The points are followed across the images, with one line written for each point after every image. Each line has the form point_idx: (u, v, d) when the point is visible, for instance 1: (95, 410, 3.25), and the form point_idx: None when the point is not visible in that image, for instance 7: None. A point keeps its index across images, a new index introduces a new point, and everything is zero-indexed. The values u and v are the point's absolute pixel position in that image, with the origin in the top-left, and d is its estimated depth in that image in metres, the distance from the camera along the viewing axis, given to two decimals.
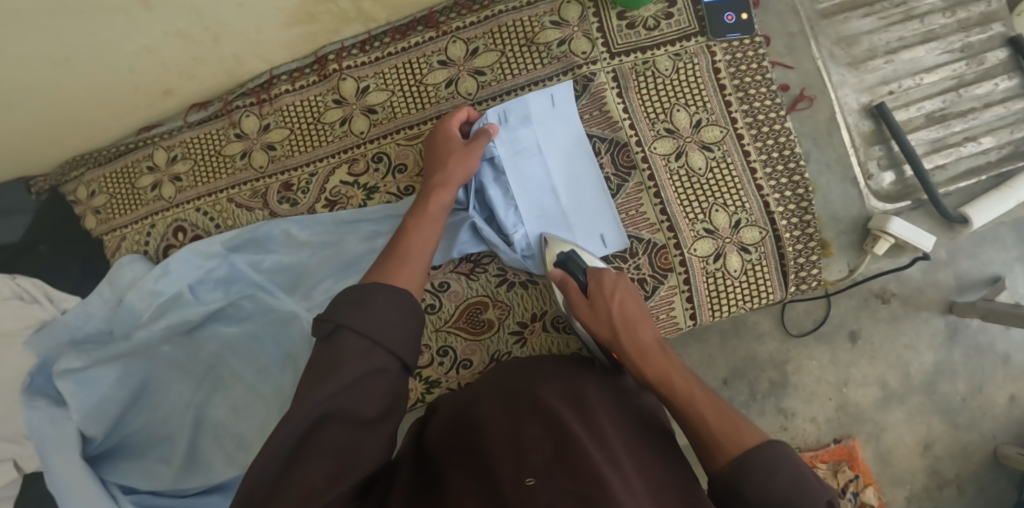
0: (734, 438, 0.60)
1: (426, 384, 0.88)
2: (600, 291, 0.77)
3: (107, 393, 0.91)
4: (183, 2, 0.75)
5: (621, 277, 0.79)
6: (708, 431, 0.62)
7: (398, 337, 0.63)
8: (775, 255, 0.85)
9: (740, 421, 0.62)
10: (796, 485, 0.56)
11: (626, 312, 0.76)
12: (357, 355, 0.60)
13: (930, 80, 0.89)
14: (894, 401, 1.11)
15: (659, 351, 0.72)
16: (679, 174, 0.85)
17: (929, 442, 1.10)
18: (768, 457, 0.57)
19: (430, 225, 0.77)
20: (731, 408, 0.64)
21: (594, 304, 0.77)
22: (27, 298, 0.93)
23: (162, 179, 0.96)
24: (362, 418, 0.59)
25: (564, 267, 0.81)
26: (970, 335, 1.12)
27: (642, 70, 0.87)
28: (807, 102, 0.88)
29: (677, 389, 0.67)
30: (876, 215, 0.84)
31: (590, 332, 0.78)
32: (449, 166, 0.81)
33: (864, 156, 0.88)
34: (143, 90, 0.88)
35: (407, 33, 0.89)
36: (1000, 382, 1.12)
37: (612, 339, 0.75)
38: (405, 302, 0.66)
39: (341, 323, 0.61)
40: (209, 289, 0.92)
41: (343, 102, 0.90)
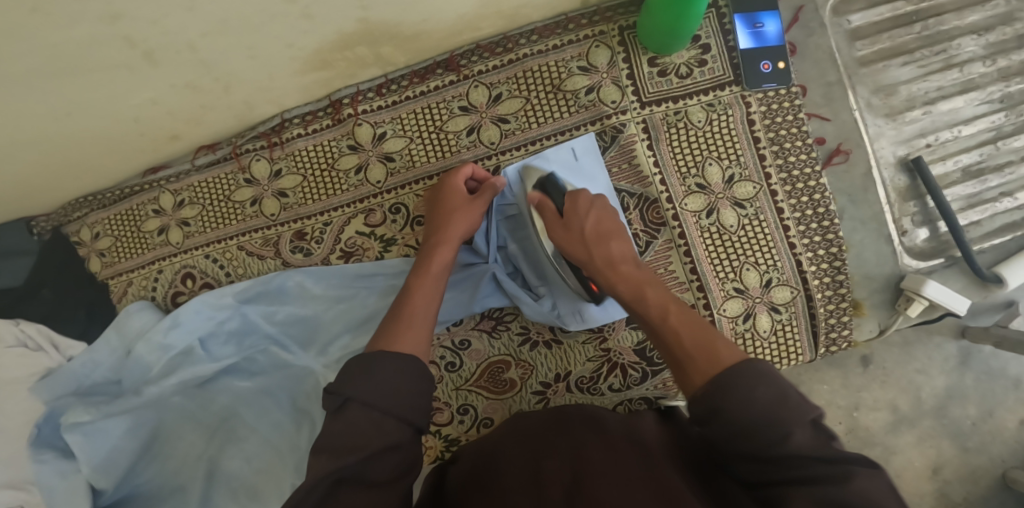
0: (711, 358, 0.55)
1: (446, 442, 0.86)
2: (574, 211, 0.74)
3: (117, 444, 0.88)
4: (188, 55, 0.69)
5: (599, 197, 0.76)
6: (684, 353, 0.58)
7: (411, 404, 0.61)
8: (806, 315, 0.83)
9: (717, 342, 0.57)
10: (779, 403, 0.49)
11: (599, 227, 0.73)
12: (371, 422, 0.58)
13: (968, 132, 0.85)
14: (904, 425, 1.09)
15: (631, 266, 0.70)
16: (710, 232, 0.82)
17: (938, 465, 1.08)
18: (744, 375, 0.51)
19: (433, 284, 0.74)
20: (709, 327, 0.60)
21: (569, 224, 0.74)
22: (33, 345, 0.91)
23: (168, 223, 0.91)
24: (378, 481, 0.56)
25: (543, 191, 0.78)
26: (982, 360, 1.09)
27: (673, 121, 0.83)
28: (843, 156, 0.84)
29: (651, 307, 0.64)
30: (909, 276, 0.82)
31: (562, 252, 0.75)
32: (453, 221, 0.78)
33: (898, 212, 0.85)
34: (149, 136, 0.82)
35: (426, 76, 0.85)
36: (1011, 404, 1.09)
37: (586, 258, 0.72)
38: (414, 373, 0.63)
39: (351, 396, 0.59)
40: (221, 342, 0.89)
41: (359, 149, 0.86)
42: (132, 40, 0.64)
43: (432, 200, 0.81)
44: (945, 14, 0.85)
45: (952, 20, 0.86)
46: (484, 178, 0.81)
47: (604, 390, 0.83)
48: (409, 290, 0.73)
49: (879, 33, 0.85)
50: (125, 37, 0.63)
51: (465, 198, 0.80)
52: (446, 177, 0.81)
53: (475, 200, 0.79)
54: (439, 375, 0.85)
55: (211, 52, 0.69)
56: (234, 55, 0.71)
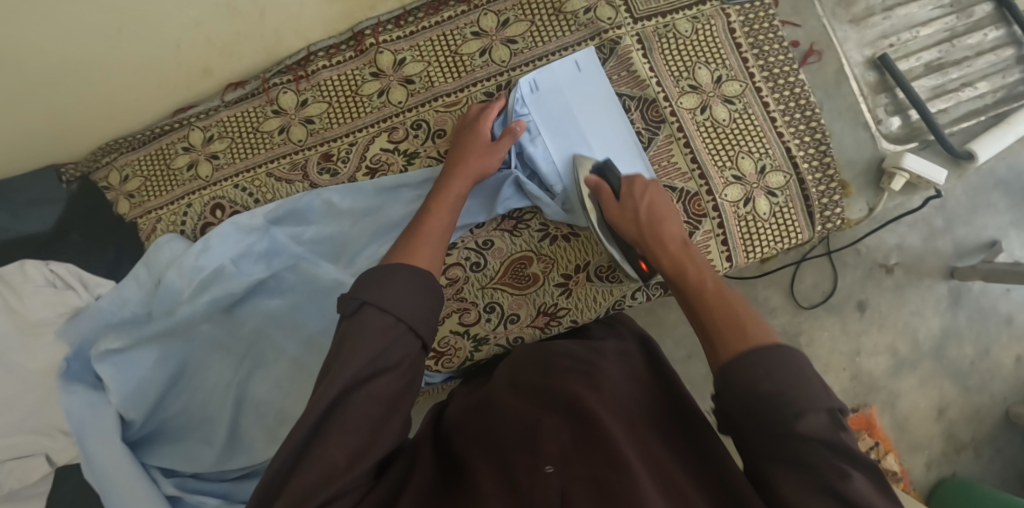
0: (741, 336, 0.58)
1: (475, 342, 0.89)
2: (630, 193, 0.81)
3: (145, 375, 0.90)
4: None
5: (653, 182, 0.83)
6: (714, 323, 0.61)
7: (422, 317, 0.63)
8: (800, 197, 0.90)
9: (746, 318, 0.60)
10: (795, 378, 0.52)
11: (653, 213, 0.79)
12: (381, 332, 0.59)
13: (927, 33, 0.96)
14: (905, 368, 1.25)
15: (681, 246, 0.75)
16: (705, 126, 0.91)
17: (943, 407, 1.24)
18: (769, 357, 0.54)
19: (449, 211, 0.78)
20: (751, 313, 0.61)
21: (623, 205, 0.81)
22: (62, 286, 0.93)
23: (197, 158, 0.97)
24: (385, 395, 0.57)
25: (601, 174, 0.85)
26: (973, 299, 1.27)
27: (663, 33, 0.92)
28: (816, 56, 0.94)
29: (689, 281, 0.69)
30: (890, 155, 0.90)
31: (613, 227, 0.82)
32: (472, 158, 0.83)
33: (872, 104, 0.94)
34: (185, 68, 0.90)
35: (439, 8, 0.94)
36: (1005, 343, 1.27)
37: (637, 235, 0.79)
38: (427, 285, 0.65)
39: (366, 300, 0.60)
40: (252, 261, 0.93)
41: (380, 75, 0.93)
42: None
43: (460, 139, 0.86)
44: None
45: None
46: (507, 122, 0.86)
47: (622, 277, 0.89)
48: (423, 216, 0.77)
49: None
50: None
51: (487, 143, 0.85)
52: (477, 122, 0.86)
53: (498, 145, 0.85)
54: (464, 275, 0.89)
55: None
56: None
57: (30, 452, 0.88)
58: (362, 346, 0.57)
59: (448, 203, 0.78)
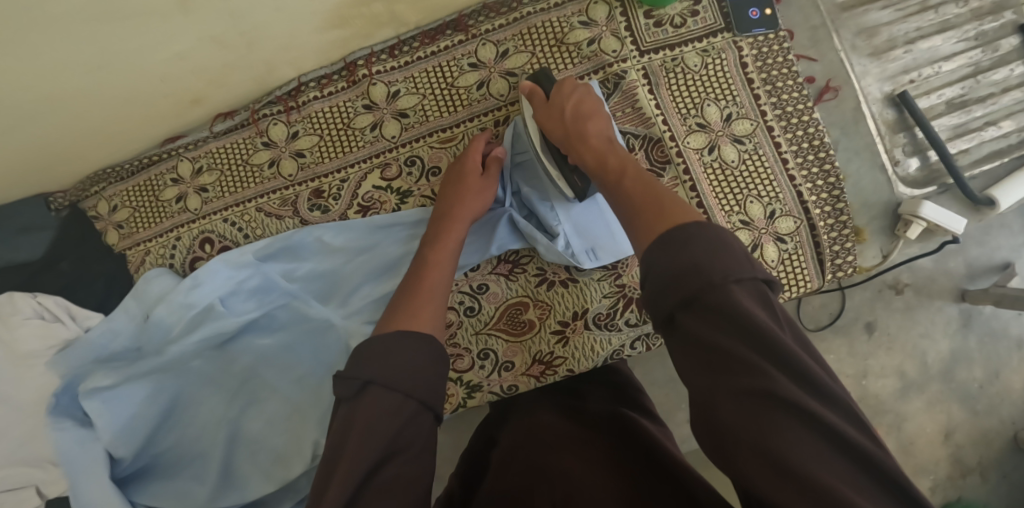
0: (665, 213, 0.54)
1: (468, 389, 0.86)
2: (561, 93, 0.79)
3: (136, 411, 0.87)
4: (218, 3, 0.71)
5: (585, 85, 0.81)
6: (635, 209, 0.58)
7: (431, 385, 0.58)
8: (811, 244, 0.86)
9: (666, 201, 0.57)
10: (713, 251, 0.48)
11: (581, 107, 0.77)
12: (390, 413, 0.53)
13: (949, 68, 0.90)
14: (913, 391, 1.20)
15: (600, 139, 0.72)
16: (713, 167, 0.86)
17: (949, 431, 1.19)
18: (681, 233, 0.50)
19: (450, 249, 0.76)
20: (676, 197, 0.57)
21: (551, 103, 0.78)
22: (50, 318, 0.90)
23: (187, 191, 0.93)
24: (401, 482, 0.52)
25: (536, 83, 0.83)
26: (983, 322, 1.21)
27: (671, 67, 0.88)
28: (833, 93, 0.89)
29: (610, 169, 0.67)
30: (907, 201, 0.86)
31: (546, 135, 0.79)
32: (468, 197, 0.81)
33: (889, 143, 0.89)
34: (172, 96, 0.83)
35: (436, 37, 0.89)
36: (1016, 366, 1.20)
37: (564, 134, 0.76)
38: (433, 351, 0.60)
39: (370, 380, 0.55)
40: (243, 299, 0.90)
41: (373, 108, 0.90)
42: None
43: (449, 175, 0.84)
44: None
45: None
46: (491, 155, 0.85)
47: (621, 325, 0.85)
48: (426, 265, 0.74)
49: None
50: None
51: (479, 176, 0.83)
52: (463, 155, 0.84)
53: (488, 176, 0.83)
54: (458, 320, 0.87)
55: None
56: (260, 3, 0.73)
57: (20, 482, 0.85)
58: (371, 433, 0.52)
59: (445, 245, 0.76)
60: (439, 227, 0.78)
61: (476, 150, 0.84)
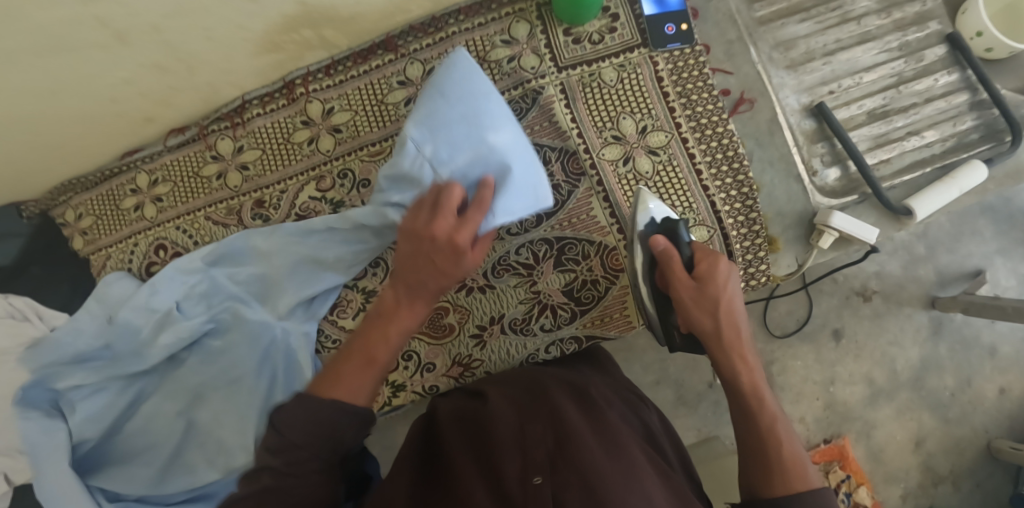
0: (800, 476, 0.61)
1: (393, 388, 0.91)
2: (714, 280, 0.70)
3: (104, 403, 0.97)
4: (154, 36, 0.80)
5: (731, 266, 0.73)
6: (780, 461, 0.62)
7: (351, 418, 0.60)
8: (724, 253, 0.88)
9: (806, 463, 0.62)
10: (815, 506, 0.58)
11: (734, 302, 0.70)
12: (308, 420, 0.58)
13: (870, 79, 0.92)
14: (882, 398, 1.20)
15: (755, 354, 0.69)
16: (627, 179, 0.89)
17: (920, 439, 1.19)
18: (816, 496, 0.59)
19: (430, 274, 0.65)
20: (802, 450, 0.64)
21: (703, 292, 0.70)
22: (20, 317, 1.00)
23: (144, 201, 1.00)
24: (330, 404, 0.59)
25: (672, 243, 0.78)
26: (955, 329, 1.21)
27: (588, 82, 0.91)
28: (748, 104, 0.91)
29: (764, 419, 0.65)
30: (820, 211, 0.87)
31: (682, 314, 0.72)
32: (438, 272, 0.64)
33: (807, 153, 0.91)
34: (126, 117, 0.93)
35: (367, 57, 0.95)
36: (989, 374, 1.21)
37: (711, 330, 0.69)
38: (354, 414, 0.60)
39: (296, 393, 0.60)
40: (193, 303, 0.95)
41: (310, 123, 0.96)
42: (103, 20, 0.74)
43: (412, 225, 0.65)
44: None
45: None
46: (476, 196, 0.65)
47: (537, 330, 0.89)
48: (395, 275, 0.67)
49: None
50: (96, 17, 0.74)
51: (451, 215, 0.63)
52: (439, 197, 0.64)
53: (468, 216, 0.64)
54: None
55: (174, 34, 0.81)
56: (191, 35, 0.82)
57: None
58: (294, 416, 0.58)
59: (407, 313, 0.67)
60: (402, 284, 0.67)
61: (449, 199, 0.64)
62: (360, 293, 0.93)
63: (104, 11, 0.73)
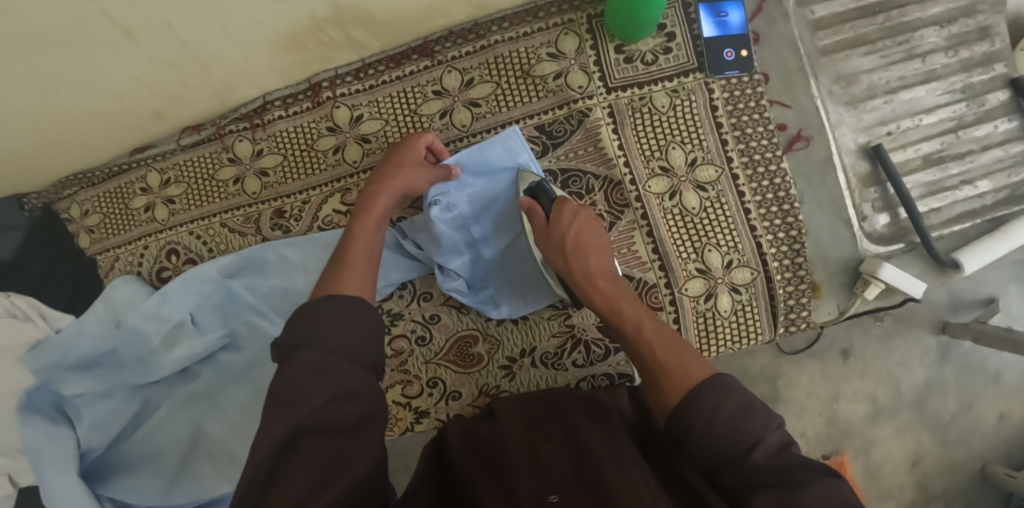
0: (684, 373, 0.58)
1: (416, 414, 0.89)
2: (559, 219, 0.75)
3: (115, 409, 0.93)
4: (165, 31, 0.70)
5: (584, 208, 0.77)
6: (654, 363, 0.61)
7: (364, 349, 0.60)
8: (765, 296, 0.85)
9: (684, 357, 0.60)
10: (746, 412, 0.53)
11: (581, 235, 0.74)
12: (317, 371, 0.55)
13: (929, 121, 0.88)
14: (881, 415, 1.08)
15: (611, 281, 0.72)
16: (672, 214, 0.85)
17: (917, 458, 1.08)
18: (714, 388, 0.55)
19: (370, 237, 0.72)
20: (686, 346, 0.61)
21: (550, 232, 0.75)
22: (21, 316, 0.93)
23: (155, 201, 0.95)
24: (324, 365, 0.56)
25: (534, 197, 0.80)
26: (962, 354, 1.09)
27: (638, 106, 0.86)
28: (804, 142, 0.86)
29: (628, 324, 0.67)
30: (868, 259, 0.84)
31: (548, 261, 0.77)
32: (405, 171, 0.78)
33: (859, 198, 0.87)
34: (134, 114, 0.85)
35: (401, 61, 0.88)
36: (991, 398, 1.09)
37: (564, 266, 0.74)
38: (363, 324, 0.61)
39: (300, 344, 0.57)
40: (209, 315, 0.92)
41: (337, 130, 0.90)
42: (111, 18, 0.65)
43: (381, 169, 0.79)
44: (908, 6, 0.88)
45: (915, 11, 0.89)
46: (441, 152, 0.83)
47: (568, 366, 0.86)
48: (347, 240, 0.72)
49: (842, 23, 0.88)
50: (104, 15, 0.64)
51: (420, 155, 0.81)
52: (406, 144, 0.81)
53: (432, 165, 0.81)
54: (409, 348, 0.88)
55: (189, 32, 0.71)
56: (212, 36, 0.73)
57: None
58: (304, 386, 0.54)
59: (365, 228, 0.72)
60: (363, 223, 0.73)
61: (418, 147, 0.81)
62: (385, 315, 0.88)
63: (113, 8, 0.64)
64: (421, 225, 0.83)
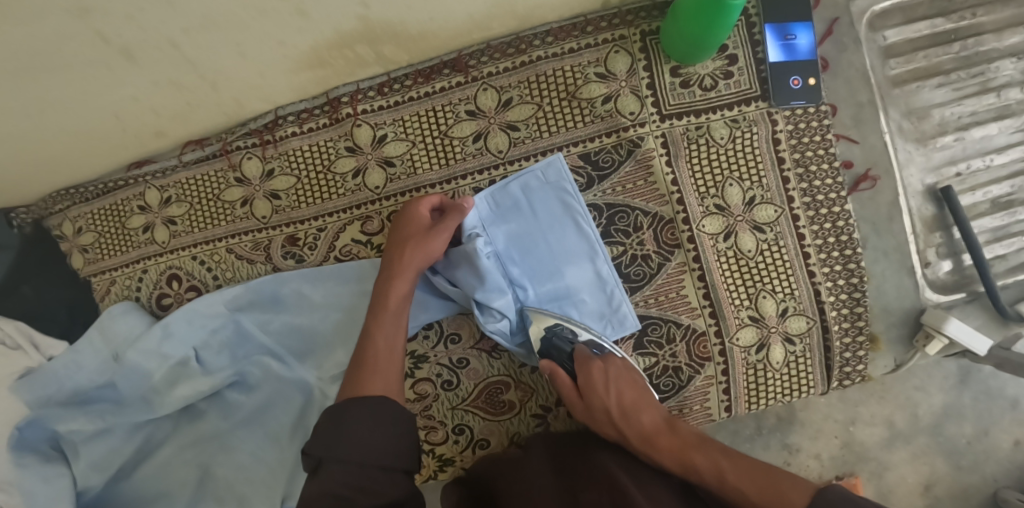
0: (784, 499, 0.56)
1: (440, 462, 0.82)
2: (594, 391, 0.69)
3: (115, 447, 0.86)
4: (169, 52, 0.62)
5: (610, 362, 0.72)
6: (757, 503, 0.58)
7: (396, 448, 0.59)
8: (820, 348, 0.79)
9: (787, 490, 0.57)
10: (852, 505, 0.52)
11: (623, 401, 0.69)
12: (352, 484, 0.54)
13: (1000, 162, 0.81)
14: (900, 441, 0.95)
15: (669, 434, 0.65)
16: (726, 256, 0.78)
17: (930, 482, 0.94)
18: (829, 502, 0.53)
19: (392, 321, 0.69)
20: (776, 472, 0.59)
21: (590, 405, 0.70)
22: (11, 343, 0.86)
23: (154, 221, 0.88)
24: (353, 477, 0.55)
25: (551, 346, 0.75)
26: (981, 379, 0.96)
27: (694, 137, 0.78)
28: (870, 182, 0.79)
29: (704, 475, 0.62)
30: (930, 311, 0.78)
31: (591, 427, 0.72)
32: (412, 249, 0.72)
33: (923, 243, 0.81)
34: (133, 132, 0.78)
35: (431, 76, 0.79)
36: (1007, 425, 0.95)
37: (617, 436, 0.69)
38: (391, 423, 0.59)
39: (325, 457, 0.55)
40: (215, 353, 0.84)
41: (357, 151, 0.81)
42: (104, 36, 0.57)
43: (388, 247, 0.75)
44: (984, 34, 0.81)
45: (991, 41, 0.81)
46: (447, 204, 0.76)
47: None
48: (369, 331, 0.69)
49: (915, 51, 0.80)
50: (97, 33, 0.57)
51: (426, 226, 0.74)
52: (409, 216, 0.74)
53: (440, 225, 0.74)
54: (433, 393, 0.81)
55: (195, 49, 0.63)
56: (222, 54, 0.65)
57: None
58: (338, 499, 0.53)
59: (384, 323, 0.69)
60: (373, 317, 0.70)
61: (417, 216, 0.74)
62: (409, 356, 0.81)
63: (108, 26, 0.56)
64: (458, 259, 0.75)
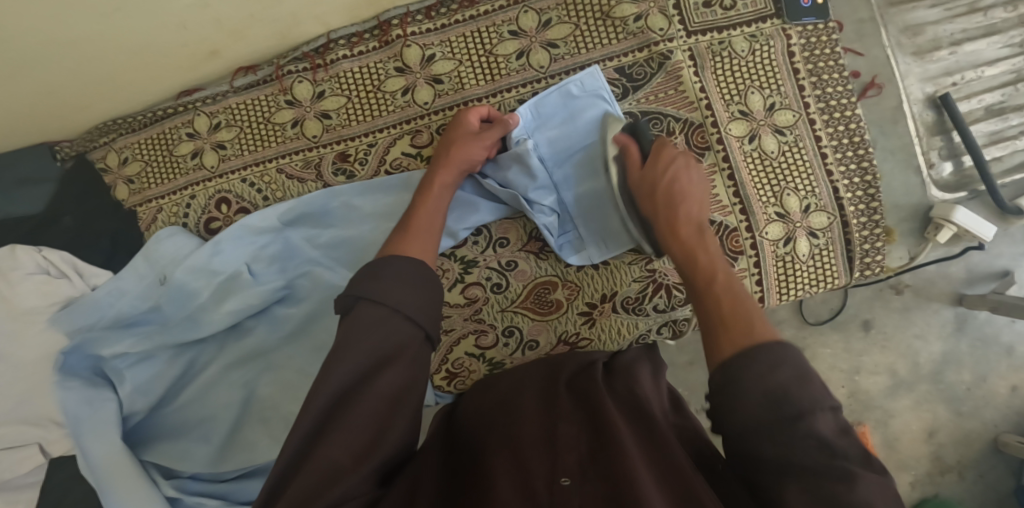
0: (748, 329, 0.57)
1: (490, 366, 0.85)
2: (655, 163, 0.77)
3: (159, 370, 0.87)
4: None
5: (684, 154, 0.78)
6: (721, 322, 0.59)
7: (424, 306, 0.63)
8: (841, 241, 0.86)
9: (755, 317, 0.58)
10: (799, 383, 0.50)
11: (672, 184, 0.75)
12: (375, 324, 0.59)
13: (991, 73, 0.90)
14: (903, 389, 1.02)
15: (693, 228, 0.72)
16: (752, 157, 0.85)
17: (934, 429, 1.01)
18: (772, 354, 0.52)
19: (433, 207, 0.75)
20: (760, 313, 0.59)
21: (645, 172, 0.77)
22: (55, 273, 0.86)
23: (203, 147, 0.90)
24: (376, 321, 0.59)
25: (633, 134, 0.81)
26: (977, 327, 1.02)
27: (718, 50, 0.85)
28: (877, 89, 0.89)
29: (701, 269, 0.67)
30: (938, 204, 0.86)
31: (631, 195, 0.79)
32: (455, 151, 0.79)
33: (926, 146, 0.89)
34: (191, 48, 0.82)
35: (475, 1, 0.86)
36: (1003, 371, 1.02)
37: (650, 211, 0.75)
38: (419, 278, 0.65)
39: (360, 296, 0.61)
40: (267, 267, 0.87)
41: (406, 71, 0.87)
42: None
43: (439, 147, 0.81)
44: None
45: None
46: (497, 118, 0.82)
47: (649, 310, 0.85)
48: (412, 210, 0.75)
49: None
50: None
51: (473, 133, 0.80)
52: (460, 120, 0.81)
53: (484, 135, 0.80)
54: (484, 296, 0.85)
55: None
56: None
57: (22, 442, 0.83)
58: (360, 342, 0.57)
59: (425, 208, 0.75)
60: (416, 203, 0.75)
61: (467, 122, 0.81)
62: (458, 262, 0.85)
63: None
64: (510, 161, 0.82)
